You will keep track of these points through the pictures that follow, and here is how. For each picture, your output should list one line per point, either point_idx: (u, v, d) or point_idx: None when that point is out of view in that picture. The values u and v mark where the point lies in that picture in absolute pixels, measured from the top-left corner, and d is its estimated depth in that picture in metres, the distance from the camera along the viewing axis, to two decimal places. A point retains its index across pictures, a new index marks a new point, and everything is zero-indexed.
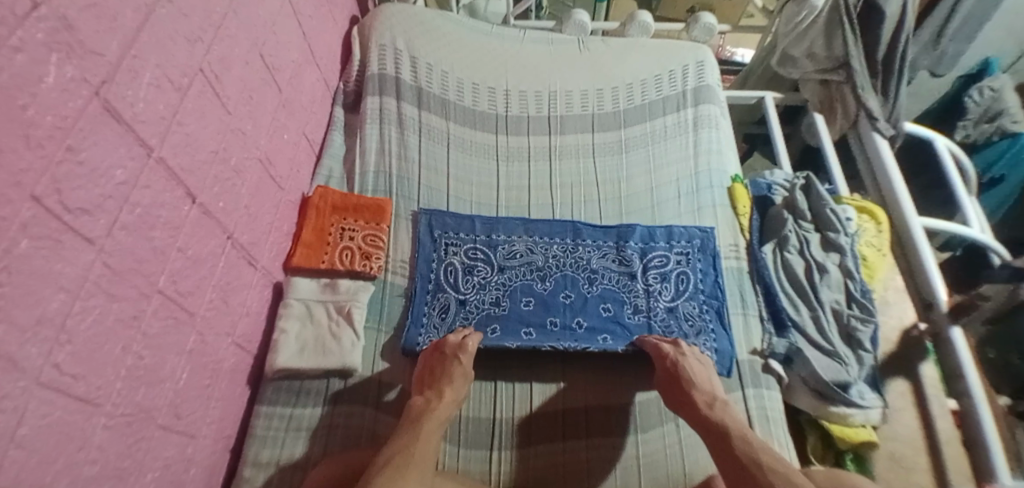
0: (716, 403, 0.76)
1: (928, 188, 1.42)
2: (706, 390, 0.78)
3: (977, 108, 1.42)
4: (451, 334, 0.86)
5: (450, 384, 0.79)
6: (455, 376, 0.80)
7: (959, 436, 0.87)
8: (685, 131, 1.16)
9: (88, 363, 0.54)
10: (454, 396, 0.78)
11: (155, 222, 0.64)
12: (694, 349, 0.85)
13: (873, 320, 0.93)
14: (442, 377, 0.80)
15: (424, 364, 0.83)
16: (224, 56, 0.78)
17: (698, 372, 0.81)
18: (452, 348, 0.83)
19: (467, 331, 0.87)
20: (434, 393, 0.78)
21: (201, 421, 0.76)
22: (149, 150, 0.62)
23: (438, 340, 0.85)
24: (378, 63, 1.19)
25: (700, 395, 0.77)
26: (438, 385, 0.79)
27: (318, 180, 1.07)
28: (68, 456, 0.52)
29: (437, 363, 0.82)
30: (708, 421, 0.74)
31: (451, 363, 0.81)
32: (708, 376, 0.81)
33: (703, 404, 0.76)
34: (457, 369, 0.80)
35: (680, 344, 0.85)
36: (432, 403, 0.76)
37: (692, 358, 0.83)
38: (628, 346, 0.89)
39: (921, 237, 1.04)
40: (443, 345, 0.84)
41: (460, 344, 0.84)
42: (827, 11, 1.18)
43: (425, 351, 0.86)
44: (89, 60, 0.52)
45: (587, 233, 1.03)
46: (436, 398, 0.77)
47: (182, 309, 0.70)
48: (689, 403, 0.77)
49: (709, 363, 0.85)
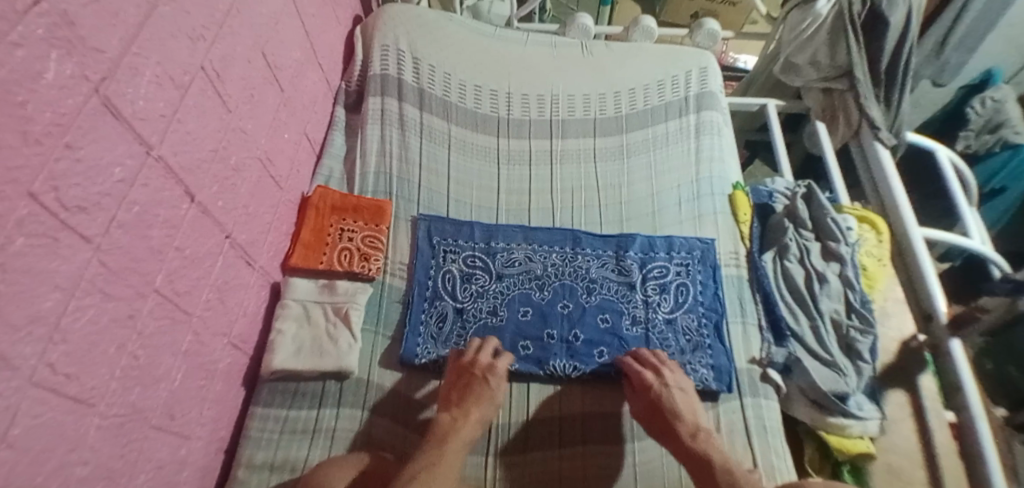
0: (699, 434, 0.76)
1: (930, 198, 1.42)
2: (689, 421, 0.78)
3: (978, 119, 1.42)
4: (480, 354, 0.84)
5: (478, 405, 0.78)
6: (482, 398, 0.79)
7: (957, 448, 0.87)
8: (687, 137, 1.16)
9: (83, 362, 0.54)
10: (480, 417, 0.77)
11: (153, 220, 0.63)
12: (677, 376, 0.84)
13: (872, 331, 0.93)
14: (469, 398, 0.79)
15: (453, 381, 0.82)
16: (225, 54, 0.77)
17: (681, 403, 0.80)
18: (482, 369, 0.82)
19: (499, 350, 0.87)
20: (460, 412, 0.77)
21: (195, 423, 0.75)
22: (149, 148, 0.62)
23: (467, 358, 0.84)
24: (381, 64, 1.18)
25: (684, 426, 0.77)
26: (466, 405, 0.78)
27: (318, 180, 1.06)
28: (61, 456, 0.52)
29: (466, 383, 0.81)
30: (692, 454, 0.74)
31: (480, 384, 0.80)
32: (691, 405, 0.81)
33: (687, 435, 0.76)
34: (486, 392, 0.80)
35: (663, 372, 0.83)
36: (459, 422, 0.76)
37: (675, 388, 0.82)
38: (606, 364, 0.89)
39: (921, 247, 1.04)
40: (473, 365, 0.83)
41: (490, 365, 0.83)
42: (830, 19, 1.17)
43: (451, 365, 0.85)
44: (89, 57, 0.52)
45: (587, 242, 1.02)
46: (462, 416, 0.77)
47: (179, 308, 0.69)
48: (673, 434, 0.77)
49: (692, 390, 0.84)
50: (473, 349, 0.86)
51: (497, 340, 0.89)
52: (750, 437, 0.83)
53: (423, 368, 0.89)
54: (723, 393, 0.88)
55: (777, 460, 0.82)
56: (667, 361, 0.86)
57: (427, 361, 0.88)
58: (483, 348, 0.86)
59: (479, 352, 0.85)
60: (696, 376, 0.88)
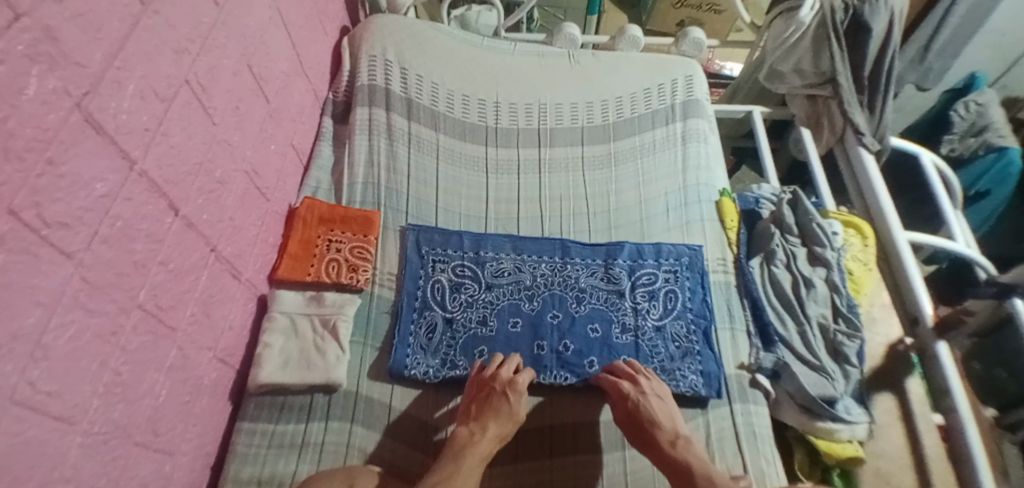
0: (679, 442, 0.77)
1: (914, 203, 1.44)
2: (668, 428, 0.79)
3: (963, 123, 1.44)
4: (501, 368, 0.85)
5: (497, 420, 0.78)
6: (501, 413, 0.79)
7: (945, 451, 0.87)
8: (674, 144, 1.16)
9: (64, 380, 0.53)
10: (498, 432, 0.77)
11: (136, 235, 0.63)
12: (653, 384, 0.85)
13: (859, 335, 0.94)
14: (487, 413, 0.79)
15: (472, 395, 0.83)
16: (211, 67, 0.77)
17: (659, 411, 0.81)
18: (501, 384, 0.82)
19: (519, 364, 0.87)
20: (478, 426, 0.77)
21: (180, 438, 0.74)
22: (132, 162, 0.61)
23: (486, 371, 0.85)
24: (368, 74, 1.18)
25: (663, 434, 0.78)
26: (484, 419, 0.78)
27: (305, 191, 1.06)
28: (42, 475, 0.51)
29: (485, 397, 0.81)
30: (673, 462, 0.75)
31: (498, 398, 0.80)
32: (669, 412, 0.82)
33: (667, 443, 0.77)
34: (505, 407, 0.79)
35: (639, 380, 0.84)
36: (476, 437, 0.76)
37: (652, 396, 0.82)
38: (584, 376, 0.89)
39: (906, 251, 1.04)
40: (492, 379, 0.83)
41: (511, 380, 0.82)
42: (814, 27, 1.19)
43: (471, 378, 0.86)
44: (72, 72, 0.51)
45: (576, 251, 1.03)
46: (480, 431, 0.77)
47: (162, 323, 0.69)
48: (653, 443, 0.77)
49: (671, 397, 0.85)
50: (496, 364, 0.86)
51: (518, 355, 0.88)
52: (741, 444, 0.84)
53: (412, 380, 0.88)
54: (713, 399, 0.88)
55: (767, 466, 0.82)
56: (643, 370, 0.87)
57: (416, 372, 0.88)
58: (505, 363, 0.86)
59: (500, 366, 0.85)
60: (686, 383, 0.88)
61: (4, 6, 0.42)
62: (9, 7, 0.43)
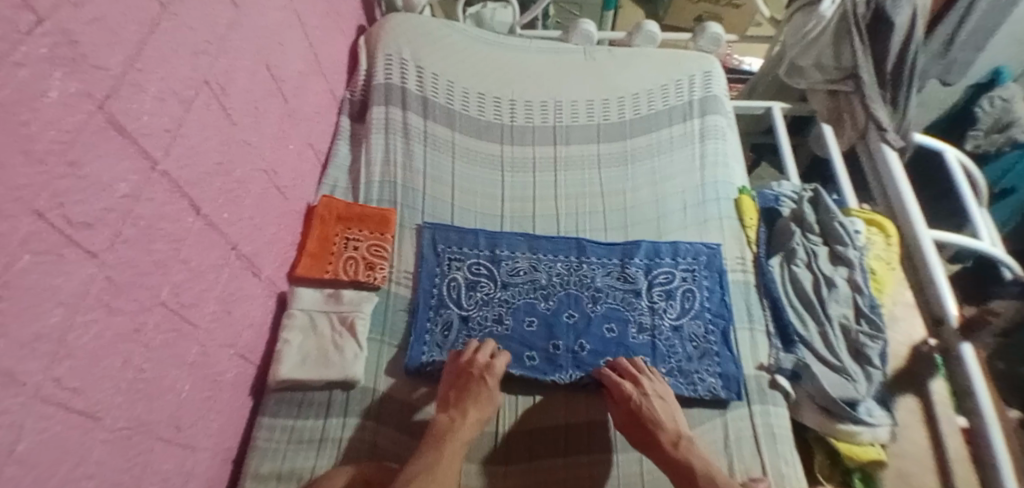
0: (681, 442, 0.77)
1: (937, 199, 1.41)
2: (670, 428, 0.79)
3: (987, 118, 1.41)
4: (477, 354, 0.86)
5: (475, 404, 0.80)
6: (479, 398, 0.80)
7: (969, 454, 0.86)
8: (691, 141, 1.15)
9: (88, 377, 0.54)
10: (477, 417, 0.79)
11: (158, 234, 0.64)
12: (655, 384, 0.84)
13: (882, 336, 0.92)
14: (466, 398, 0.80)
15: (450, 382, 0.84)
16: (229, 67, 0.78)
17: (660, 411, 0.81)
18: (479, 369, 0.83)
19: (494, 348, 0.88)
20: (458, 412, 0.79)
21: (202, 434, 0.76)
22: (153, 163, 0.62)
23: (463, 358, 0.85)
24: (384, 73, 1.19)
25: (665, 434, 0.78)
26: (463, 405, 0.80)
27: (323, 190, 1.07)
28: (67, 469, 0.52)
29: (463, 382, 0.82)
30: (674, 462, 0.75)
31: (477, 383, 0.81)
32: (670, 412, 0.82)
33: (669, 444, 0.77)
34: (484, 391, 0.81)
35: (641, 381, 0.83)
36: (456, 423, 0.77)
37: (654, 396, 0.82)
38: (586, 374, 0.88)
39: (931, 250, 1.02)
40: (470, 365, 0.84)
41: (488, 365, 0.84)
42: (835, 21, 1.16)
43: (448, 365, 0.86)
44: (92, 75, 0.52)
45: (592, 250, 1.02)
46: (460, 417, 0.78)
47: (184, 320, 0.70)
48: (655, 444, 0.77)
49: (673, 398, 0.84)
50: (467, 351, 0.87)
51: (493, 340, 0.89)
52: (760, 445, 0.83)
53: (430, 376, 0.89)
54: (733, 401, 0.87)
55: (787, 468, 0.81)
56: (646, 369, 0.86)
57: (433, 368, 0.89)
58: (480, 349, 0.87)
59: (476, 352, 0.86)
60: (704, 385, 0.87)
61: (25, 9, 0.43)
62: (30, 11, 0.43)
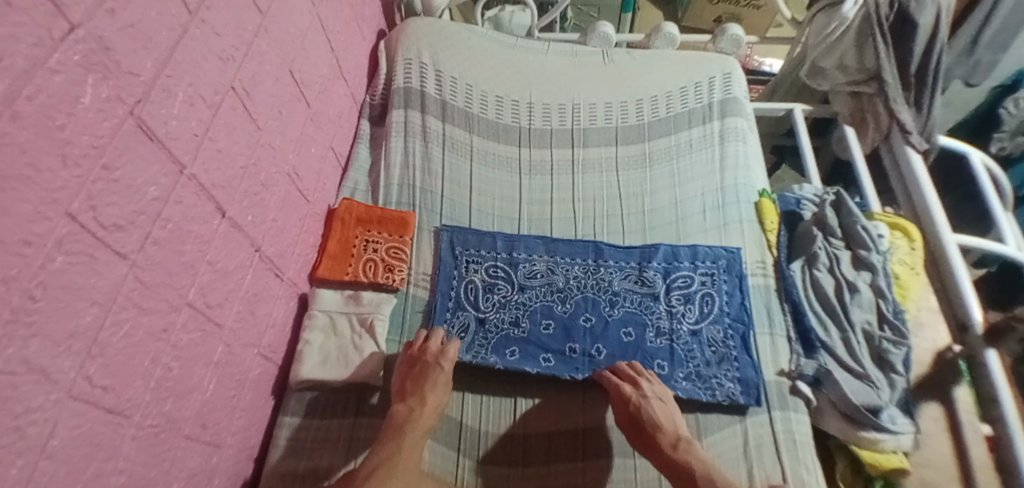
0: (680, 444, 0.77)
1: (962, 202, 1.38)
2: (669, 431, 0.79)
3: (1013, 120, 1.39)
4: (429, 342, 0.87)
5: (432, 390, 0.82)
6: (435, 382, 0.82)
7: (993, 462, 0.84)
8: (711, 144, 1.14)
9: (119, 375, 0.56)
10: (434, 402, 0.81)
11: (186, 236, 0.65)
12: (654, 386, 0.84)
13: (906, 342, 0.91)
14: (423, 385, 0.81)
15: (403, 373, 0.84)
16: (255, 73, 0.79)
17: (659, 413, 0.80)
18: (432, 355, 0.85)
19: (437, 334, 0.89)
20: (416, 401, 0.80)
21: (226, 431, 0.77)
22: (182, 167, 0.63)
23: (416, 348, 0.87)
24: (404, 76, 1.19)
25: (664, 436, 0.78)
26: (421, 392, 0.81)
27: (344, 192, 1.08)
28: (97, 466, 0.53)
29: (418, 370, 0.83)
30: (674, 464, 0.75)
31: (431, 369, 0.83)
32: (670, 414, 0.82)
33: (668, 447, 0.77)
34: (439, 375, 0.83)
35: (641, 384, 0.83)
36: (416, 411, 0.78)
37: (652, 398, 0.82)
38: (589, 372, 0.89)
39: (955, 254, 1.01)
40: (422, 353, 0.86)
41: (440, 351, 0.86)
42: (858, 21, 1.14)
43: (400, 360, 0.87)
44: (124, 80, 0.53)
45: (609, 254, 1.02)
46: (419, 405, 0.79)
47: (210, 320, 0.71)
48: (654, 447, 0.77)
49: (671, 399, 0.84)
50: (419, 342, 0.89)
51: (439, 327, 0.91)
52: (781, 453, 0.82)
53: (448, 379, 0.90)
54: (752, 407, 0.86)
55: (807, 474, 0.80)
56: (644, 371, 0.86)
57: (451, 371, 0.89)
58: (430, 338, 0.88)
59: (426, 341, 0.88)
60: (723, 391, 0.87)
61: (59, 17, 0.44)
62: (64, 19, 0.44)
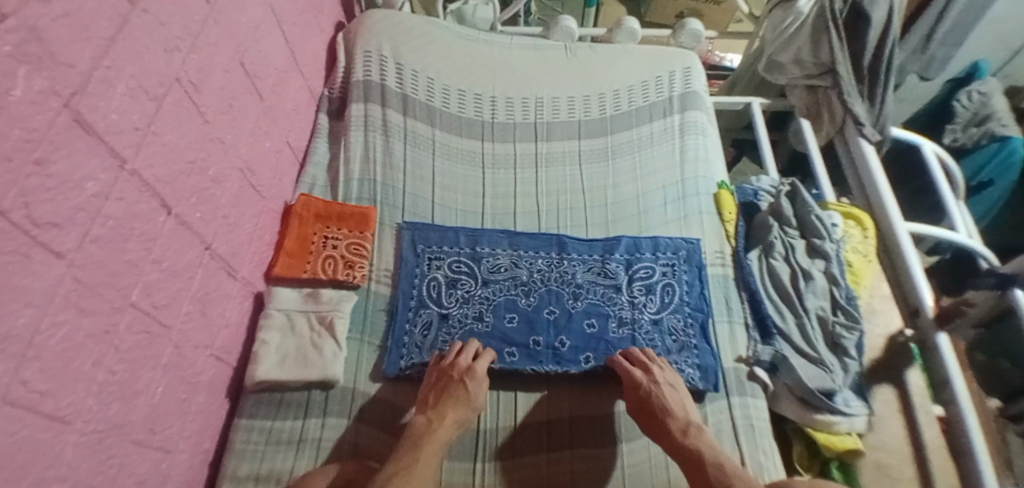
0: (690, 430, 0.77)
1: (916, 194, 1.43)
2: (680, 417, 0.78)
3: (966, 112, 1.45)
4: (460, 356, 0.85)
5: (453, 406, 0.79)
6: (458, 400, 0.79)
7: (945, 443, 0.87)
8: (672, 137, 1.16)
9: (58, 379, 0.53)
10: (455, 418, 0.78)
11: (129, 233, 0.63)
12: (666, 374, 0.84)
13: (858, 327, 0.93)
14: (445, 400, 0.79)
15: (430, 385, 0.83)
16: (203, 65, 0.77)
17: (670, 399, 0.80)
18: (460, 371, 0.82)
19: (461, 345, 0.88)
20: (437, 413, 0.78)
21: (178, 436, 0.75)
22: (123, 162, 0.61)
23: (446, 361, 0.85)
24: (363, 69, 1.18)
25: (675, 422, 0.78)
26: (442, 407, 0.78)
27: (302, 188, 1.06)
28: (36, 473, 0.51)
29: (444, 385, 0.81)
30: (683, 450, 0.74)
31: (456, 385, 0.80)
32: (681, 401, 0.82)
33: (678, 432, 0.76)
34: (463, 395, 0.80)
35: (653, 370, 0.83)
36: (434, 424, 0.76)
37: (664, 384, 0.82)
38: (557, 368, 0.88)
39: (906, 242, 1.04)
40: (451, 367, 0.83)
41: (468, 368, 0.83)
42: (813, 16, 1.17)
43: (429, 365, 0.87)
44: (60, 72, 0.51)
45: (573, 247, 1.02)
46: (438, 418, 0.77)
47: (157, 321, 0.69)
48: (664, 432, 0.77)
49: (683, 388, 0.84)
50: (444, 353, 0.88)
51: (478, 342, 0.89)
52: (738, 438, 0.83)
53: (408, 380, 0.89)
54: (710, 393, 0.88)
55: (765, 459, 0.81)
56: (656, 359, 0.86)
57: (411, 372, 0.88)
58: (463, 351, 0.86)
59: (458, 355, 0.86)
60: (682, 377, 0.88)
61: None
62: None
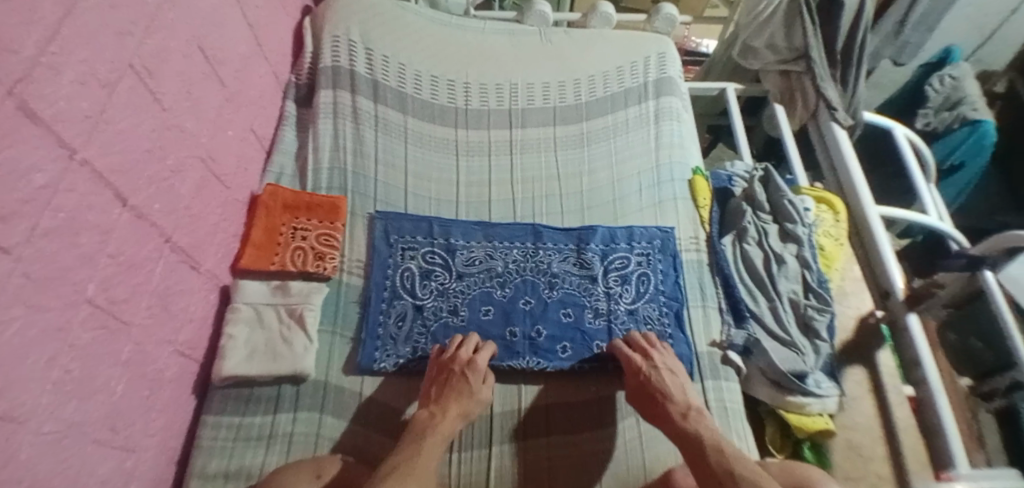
0: (691, 414, 0.75)
1: (889, 178, 1.45)
2: (680, 402, 0.77)
3: (937, 96, 1.47)
4: (460, 349, 0.84)
5: (456, 398, 0.77)
6: (462, 391, 0.78)
7: (915, 422, 0.89)
8: (647, 123, 1.15)
9: (10, 379, 0.51)
10: (460, 410, 0.76)
11: (82, 227, 0.60)
12: (666, 358, 0.84)
13: (829, 309, 0.95)
14: (448, 393, 0.78)
15: (432, 379, 0.82)
16: (159, 49, 0.73)
17: (671, 384, 0.79)
18: (461, 361, 0.82)
19: (463, 337, 0.87)
20: (439, 407, 0.76)
21: (142, 434, 0.72)
22: (72, 151, 0.58)
23: (447, 352, 0.84)
24: (332, 54, 1.15)
25: (675, 406, 0.76)
26: (445, 400, 0.77)
27: (268, 177, 1.03)
28: None
29: (445, 378, 0.81)
30: (684, 433, 0.73)
31: (458, 376, 0.80)
32: (682, 386, 0.80)
33: (678, 416, 0.75)
34: (465, 386, 0.79)
35: (652, 355, 0.83)
36: (436, 418, 0.75)
37: (664, 369, 0.81)
38: (534, 360, 0.88)
39: (877, 226, 1.06)
40: (452, 359, 0.82)
41: (469, 358, 0.82)
42: (786, 2, 1.17)
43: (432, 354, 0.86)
44: (3, 57, 0.48)
45: (548, 237, 1.01)
46: (441, 412, 0.76)
47: (116, 317, 0.66)
48: (665, 417, 0.76)
49: (684, 372, 0.83)
50: (440, 346, 0.87)
51: (478, 335, 0.87)
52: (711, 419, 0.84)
53: (383, 373, 0.87)
54: None
55: (739, 441, 0.82)
56: (657, 344, 0.86)
57: (387, 366, 0.87)
58: (463, 343, 0.85)
59: (459, 347, 0.85)
60: None
61: None
62: None
